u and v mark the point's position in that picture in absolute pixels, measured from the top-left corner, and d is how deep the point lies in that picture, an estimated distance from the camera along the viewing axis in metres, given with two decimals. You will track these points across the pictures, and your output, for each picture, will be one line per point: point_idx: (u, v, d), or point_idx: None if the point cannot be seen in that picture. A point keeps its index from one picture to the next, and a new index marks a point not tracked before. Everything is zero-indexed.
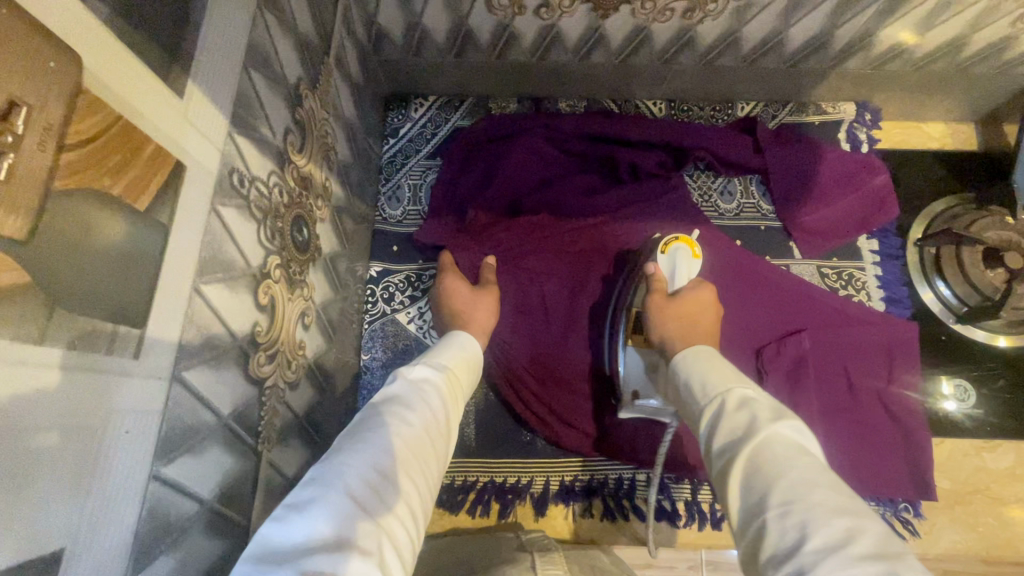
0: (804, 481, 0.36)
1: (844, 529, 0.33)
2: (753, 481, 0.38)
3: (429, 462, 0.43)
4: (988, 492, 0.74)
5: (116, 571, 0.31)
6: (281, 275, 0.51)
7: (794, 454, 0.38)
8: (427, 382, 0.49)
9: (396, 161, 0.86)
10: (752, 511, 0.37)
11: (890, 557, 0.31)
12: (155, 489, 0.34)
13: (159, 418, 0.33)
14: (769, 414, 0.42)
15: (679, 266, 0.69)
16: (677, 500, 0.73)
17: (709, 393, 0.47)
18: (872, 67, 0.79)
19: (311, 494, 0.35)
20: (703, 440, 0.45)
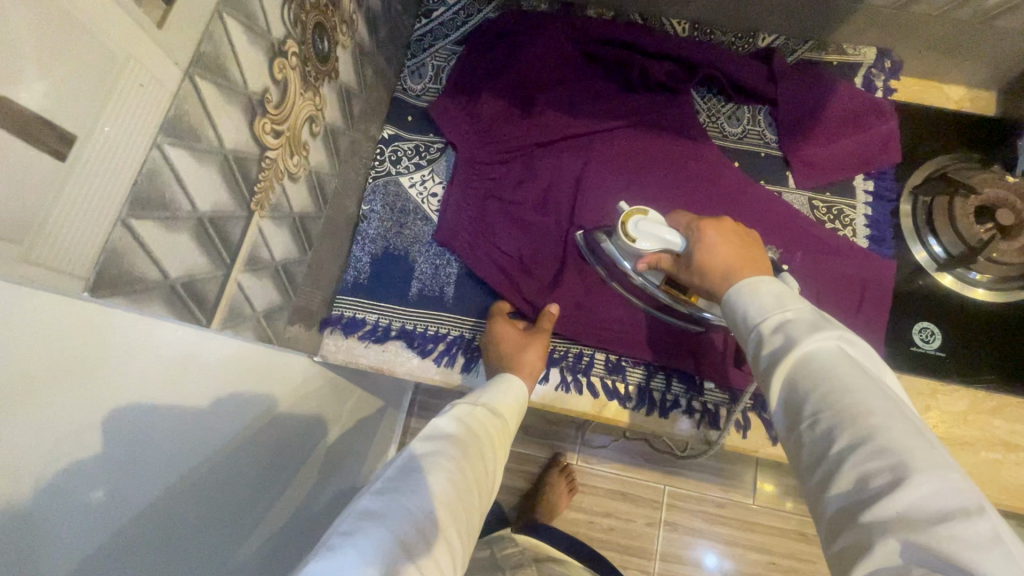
0: (835, 391, 0.42)
1: (867, 430, 0.40)
2: (794, 397, 0.45)
3: (468, 512, 0.51)
4: (935, 430, 0.76)
5: (115, 201, 0.36)
6: (298, 66, 0.56)
7: (831, 369, 0.44)
8: (478, 429, 0.57)
9: (424, 40, 0.91)
10: (793, 422, 0.45)
11: (908, 450, 0.38)
12: (157, 158, 0.39)
13: (170, 97, 0.39)
14: (807, 332, 0.46)
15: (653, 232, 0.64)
16: (630, 384, 0.77)
17: (749, 319, 0.50)
18: (896, 8, 0.80)
19: (368, 527, 0.43)
20: (750, 357, 0.50)
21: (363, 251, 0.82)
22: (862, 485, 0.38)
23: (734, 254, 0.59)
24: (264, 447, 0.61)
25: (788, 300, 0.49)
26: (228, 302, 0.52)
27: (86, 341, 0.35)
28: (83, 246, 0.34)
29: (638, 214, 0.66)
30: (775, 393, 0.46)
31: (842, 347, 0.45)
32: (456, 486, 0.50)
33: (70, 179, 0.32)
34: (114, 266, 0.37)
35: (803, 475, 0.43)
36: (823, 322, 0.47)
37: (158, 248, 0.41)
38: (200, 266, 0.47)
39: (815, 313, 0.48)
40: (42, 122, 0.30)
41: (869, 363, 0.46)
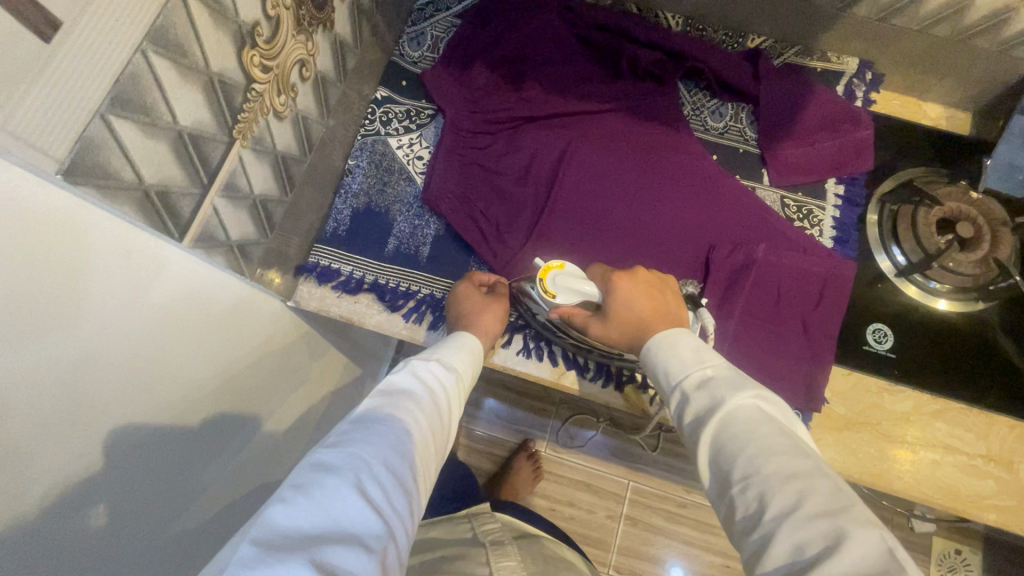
0: (758, 455, 0.46)
1: (795, 495, 0.43)
2: (722, 458, 0.49)
3: (423, 467, 0.52)
4: (879, 427, 0.78)
5: (95, 93, 0.39)
6: (292, 7, 0.59)
7: (752, 432, 0.48)
8: (433, 391, 0.59)
9: (426, 9, 0.93)
10: (723, 486, 0.48)
11: (833, 511, 0.41)
12: (140, 62, 0.41)
13: (157, 6, 0.42)
14: (728, 392, 0.52)
15: (572, 287, 0.70)
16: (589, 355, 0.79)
17: (672, 379, 0.57)
18: (879, 19, 0.83)
19: (326, 479, 0.43)
20: (677, 419, 0.56)
21: (345, 204, 0.84)
22: (799, 552, 0.40)
23: (647, 301, 0.66)
24: (228, 369, 0.63)
25: (704, 357, 0.57)
26: (202, 222, 0.54)
27: (30, 229, 0.36)
28: (63, 128, 0.37)
29: (557, 266, 0.71)
30: (703, 457, 0.50)
31: (757, 404, 0.51)
32: (412, 441, 0.51)
33: (51, 60, 0.35)
34: (93, 156, 0.40)
35: (740, 544, 0.45)
36: (738, 381, 0.54)
37: (135, 150, 0.44)
38: (177, 180, 0.49)
39: (730, 371, 0.55)
40: (29, 0, 0.32)
41: (783, 418, 0.51)
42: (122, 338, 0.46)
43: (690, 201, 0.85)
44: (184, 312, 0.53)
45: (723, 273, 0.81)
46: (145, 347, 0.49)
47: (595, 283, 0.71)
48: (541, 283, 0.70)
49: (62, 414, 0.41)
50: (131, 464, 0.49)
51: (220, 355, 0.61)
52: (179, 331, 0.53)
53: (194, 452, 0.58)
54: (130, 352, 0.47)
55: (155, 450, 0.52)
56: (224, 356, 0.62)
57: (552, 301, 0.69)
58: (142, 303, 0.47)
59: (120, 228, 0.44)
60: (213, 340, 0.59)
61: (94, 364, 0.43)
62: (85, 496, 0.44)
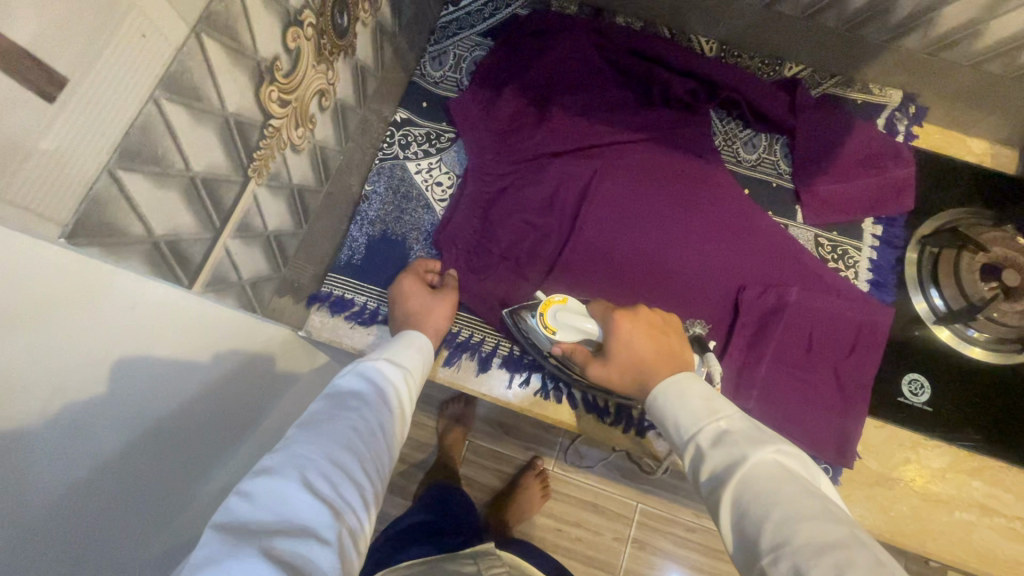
0: (787, 521, 0.42)
1: (831, 567, 0.38)
2: (749, 524, 0.44)
3: (378, 456, 0.52)
4: (913, 484, 0.74)
5: (103, 148, 0.36)
6: (313, 37, 0.55)
7: (779, 493, 0.45)
8: (384, 385, 0.58)
9: (449, 28, 0.90)
10: (751, 555, 0.44)
11: None
12: (151, 111, 0.38)
13: (171, 52, 0.39)
14: (749, 450, 0.48)
15: (573, 323, 0.67)
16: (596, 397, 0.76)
17: (685, 433, 0.53)
18: (928, 52, 0.78)
19: (269, 481, 0.43)
20: (693, 477, 0.52)
21: (360, 232, 0.81)
22: None
23: (648, 344, 0.62)
24: (232, 380, 0.61)
25: (716, 407, 0.54)
26: (214, 265, 0.52)
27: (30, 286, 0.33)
28: (66, 191, 0.34)
29: (558, 299, 0.70)
30: (728, 521, 0.46)
31: (779, 459, 0.48)
32: (360, 433, 0.51)
33: (55, 120, 0.32)
34: (98, 219, 0.37)
35: None
36: (758, 437, 0.50)
37: (145, 204, 0.41)
38: (187, 226, 0.46)
39: (746, 423, 0.52)
40: (30, 60, 0.29)
41: (806, 473, 0.48)
42: (121, 397, 0.44)
43: (718, 238, 0.81)
44: (191, 330, 0.51)
45: (751, 316, 0.78)
46: (142, 403, 0.46)
47: (596, 317, 0.68)
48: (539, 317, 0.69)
49: (51, 486, 0.39)
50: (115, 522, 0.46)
51: (217, 396, 0.58)
52: (177, 381, 0.51)
53: (186, 507, 0.55)
54: (128, 413, 0.45)
55: (144, 506, 0.50)
56: (224, 400, 0.59)
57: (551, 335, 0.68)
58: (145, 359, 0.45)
59: (125, 285, 0.41)
60: (221, 342, 0.57)
61: (90, 436, 0.41)
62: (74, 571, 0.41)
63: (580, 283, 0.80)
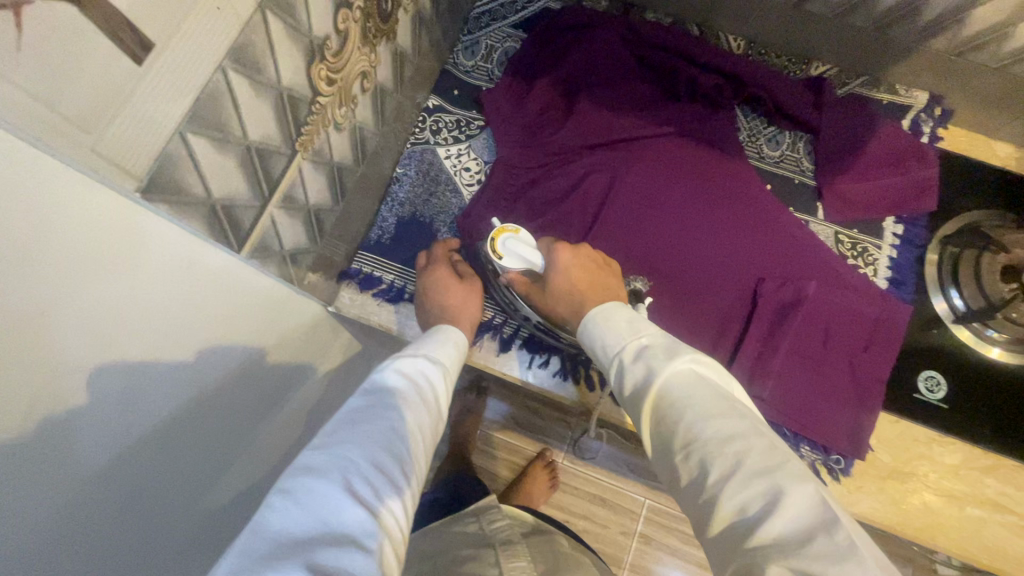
0: (695, 419, 0.44)
1: (733, 456, 0.41)
2: (662, 426, 0.46)
3: (417, 458, 0.50)
4: (925, 479, 0.75)
5: (176, 112, 0.38)
6: (360, 20, 0.58)
7: (689, 395, 0.46)
8: (421, 383, 0.56)
9: (482, 18, 0.92)
10: (666, 452, 0.46)
11: (773, 468, 0.39)
12: (218, 79, 0.41)
13: (240, 24, 0.41)
14: (663, 361, 0.49)
15: (520, 252, 0.68)
16: (555, 355, 0.79)
17: (609, 354, 0.54)
18: (957, 54, 0.79)
19: (310, 483, 0.40)
20: (615, 389, 0.53)
21: (390, 212, 0.84)
22: (741, 514, 0.39)
23: (583, 278, 0.65)
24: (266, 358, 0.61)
25: (639, 328, 0.55)
26: (260, 233, 0.55)
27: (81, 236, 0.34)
28: (143, 148, 0.37)
29: (512, 228, 0.69)
30: (646, 423, 0.48)
31: (694, 367, 0.49)
32: (400, 435, 0.49)
33: (140, 81, 0.35)
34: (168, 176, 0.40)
35: (687, 506, 0.44)
36: (674, 347, 0.51)
37: (206, 165, 0.44)
38: (239, 190, 0.49)
39: (666, 340, 0.53)
40: (124, 22, 0.32)
41: (719, 375, 0.49)
42: (168, 351, 0.44)
43: (739, 233, 0.82)
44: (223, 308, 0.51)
45: (771, 309, 0.79)
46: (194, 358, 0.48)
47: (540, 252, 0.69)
48: (488, 241, 0.68)
49: (99, 446, 0.39)
50: (169, 478, 0.47)
51: (254, 368, 0.59)
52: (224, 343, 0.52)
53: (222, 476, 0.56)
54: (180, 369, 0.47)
55: (187, 485, 0.50)
56: (263, 368, 0.61)
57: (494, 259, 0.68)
58: (197, 316, 0.47)
59: (184, 241, 0.44)
60: (251, 321, 0.57)
61: (147, 390, 0.43)
62: (132, 522, 0.43)
63: None
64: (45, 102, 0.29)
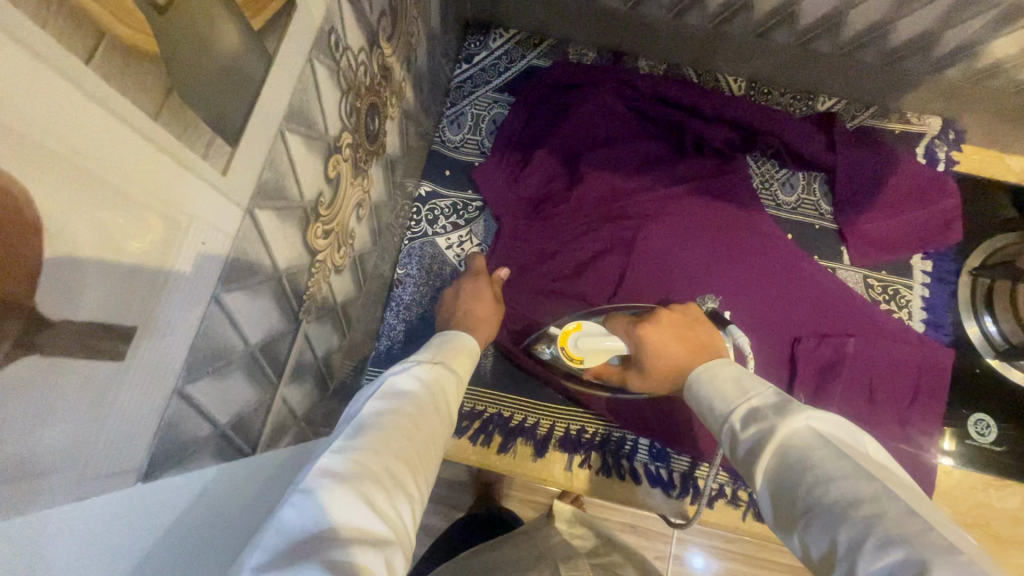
0: (820, 483, 0.38)
1: (864, 522, 0.34)
2: (785, 488, 0.40)
3: (425, 456, 0.45)
4: (988, 529, 0.73)
5: (171, 375, 0.32)
6: (350, 155, 0.51)
7: (809, 458, 0.39)
8: (434, 383, 0.51)
9: (464, 87, 0.86)
10: (791, 520, 0.39)
11: (914, 539, 0.32)
12: (213, 311, 0.34)
13: (229, 244, 0.34)
14: (775, 419, 0.43)
15: (597, 348, 0.64)
16: (635, 459, 0.74)
17: (719, 414, 0.48)
18: (973, 81, 0.75)
19: (322, 481, 0.36)
20: (728, 451, 0.47)
21: (397, 318, 0.78)
22: None
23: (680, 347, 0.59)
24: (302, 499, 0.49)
25: (748, 386, 0.48)
26: (272, 421, 0.48)
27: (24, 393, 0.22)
28: (138, 432, 0.30)
29: (574, 330, 0.66)
30: (765, 488, 0.42)
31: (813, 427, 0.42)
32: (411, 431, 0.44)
33: (127, 373, 0.28)
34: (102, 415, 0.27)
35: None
36: (787, 404, 0.44)
37: (211, 403, 0.37)
38: (249, 399, 0.42)
39: (782, 396, 0.46)
40: (97, 332, 0.25)
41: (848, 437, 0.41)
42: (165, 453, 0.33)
43: (764, 290, 0.79)
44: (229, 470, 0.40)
45: (811, 368, 0.75)
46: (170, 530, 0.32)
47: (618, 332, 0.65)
48: (561, 353, 0.67)
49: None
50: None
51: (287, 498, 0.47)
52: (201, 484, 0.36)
53: None
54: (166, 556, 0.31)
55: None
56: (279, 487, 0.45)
57: (579, 366, 0.67)
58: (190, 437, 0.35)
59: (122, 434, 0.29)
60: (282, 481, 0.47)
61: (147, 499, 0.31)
62: None
63: None
64: (16, 474, 0.23)
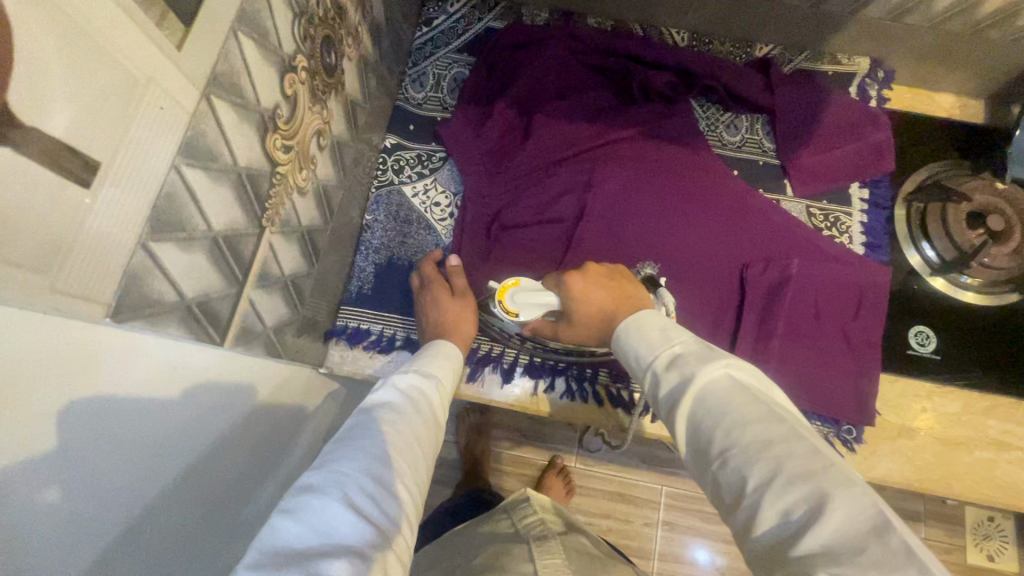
0: (738, 425, 0.42)
1: (773, 462, 0.39)
2: (699, 432, 0.44)
3: (416, 466, 0.48)
4: (932, 432, 0.77)
5: (136, 226, 0.36)
6: (307, 79, 0.56)
7: (728, 402, 0.43)
8: (418, 393, 0.55)
9: (425, 48, 0.92)
10: (702, 461, 0.43)
11: (816, 473, 0.37)
12: (174, 180, 0.39)
13: (187, 119, 0.39)
14: (697, 367, 0.46)
15: (533, 303, 0.67)
16: (597, 381, 0.78)
17: (642, 363, 0.51)
18: (891, 18, 0.81)
19: (311, 501, 0.39)
20: (649, 395, 0.50)
21: (366, 261, 0.82)
22: (786, 518, 0.37)
23: (609, 296, 0.62)
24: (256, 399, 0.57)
25: (671, 334, 0.51)
26: (240, 319, 0.52)
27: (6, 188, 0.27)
28: (105, 270, 0.34)
29: (512, 283, 0.70)
30: (681, 431, 0.45)
31: (729, 372, 0.45)
32: (398, 446, 0.47)
33: (92, 206, 0.32)
34: (85, 357, 0.35)
35: (729, 515, 0.41)
36: (707, 351, 0.48)
37: (176, 270, 0.41)
38: (213, 282, 0.46)
39: (702, 345, 0.49)
40: (66, 150, 0.29)
41: (758, 381, 0.46)
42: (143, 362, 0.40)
43: (713, 221, 0.83)
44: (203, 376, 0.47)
45: (760, 291, 0.80)
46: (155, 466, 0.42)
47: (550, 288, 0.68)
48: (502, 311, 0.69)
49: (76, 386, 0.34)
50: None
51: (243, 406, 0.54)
52: (197, 431, 0.46)
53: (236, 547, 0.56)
54: (132, 479, 0.40)
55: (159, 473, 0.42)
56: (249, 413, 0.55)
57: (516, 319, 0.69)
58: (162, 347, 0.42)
59: (102, 346, 0.36)
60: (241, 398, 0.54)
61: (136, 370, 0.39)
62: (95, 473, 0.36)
63: None
64: None
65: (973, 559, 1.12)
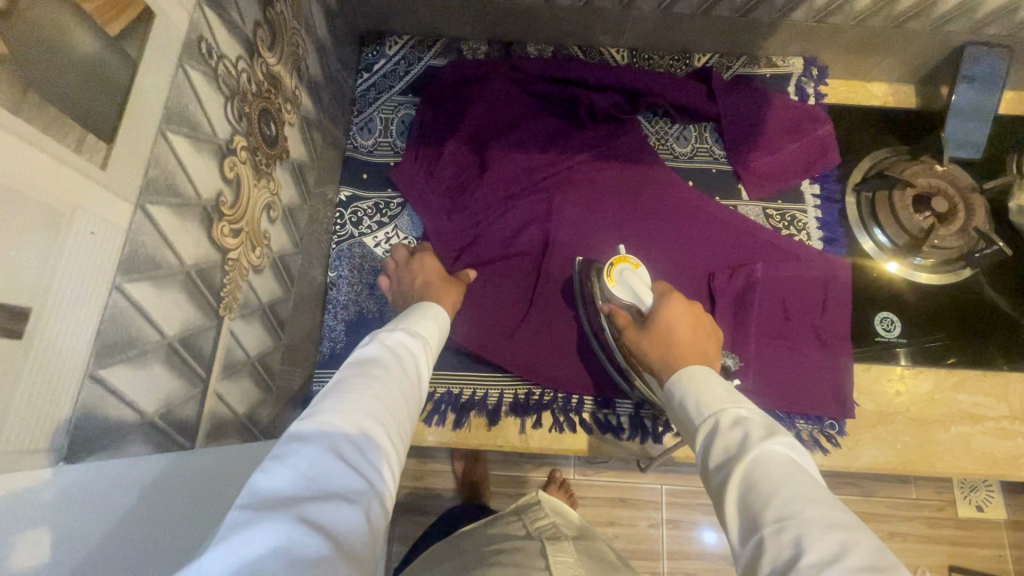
0: (797, 498, 0.41)
1: (839, 544, 0.38)
2: (750, 499, 0.43)
3: (401, 419, 0.47)
4: (909, 414, 0.80)
5: (80, 360, 0.34)
6: (248, 158, 0.54)
7: (787, 474, 0.43)
8: (404, 350, 0.54)
9: (368, 95, 0.91)
10: (750, 528, 0.42)
11: (881, 569, 0.36)
12: (116, 299, 0.37)
13: (123, 236, 0.37)
14: (761, 434, 0.47)
15: (634, 285, 0.70)
16: (582, 411, 0.78)
17: (703, 410, 0.52)
18: (817, 20, 0.84)
19: (300, 447, 0.38)
20: (699, 455, 0.50)
21: (336, 319, 0.80)
22: None
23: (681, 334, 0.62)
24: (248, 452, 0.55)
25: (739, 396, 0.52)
26: (209, 415, 0.50)
27: None
28: (51, 415, 0.32)
29: (631, 261, 0.72)
30: (731, 494, 0.45)
31: (790, 453, 0.46)
32: (385, 399, 0.46)
33: (27, 351, 0.30)
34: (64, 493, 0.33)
35: None
36: (774, 426, 0.48)
37: (131, 390, 0.39)
38: (173, 388, 0.44)
39: (766, 415, 0.50)
40: None
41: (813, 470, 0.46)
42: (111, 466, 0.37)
43: (675, 234, 0.85)
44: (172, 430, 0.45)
45: (728, 297, 0.81)
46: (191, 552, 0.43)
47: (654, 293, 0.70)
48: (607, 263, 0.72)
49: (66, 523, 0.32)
50: None
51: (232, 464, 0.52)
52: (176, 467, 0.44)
53: None
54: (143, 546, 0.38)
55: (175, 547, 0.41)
56: None
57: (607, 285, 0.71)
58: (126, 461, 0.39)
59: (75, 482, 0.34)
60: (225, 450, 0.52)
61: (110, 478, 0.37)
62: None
63: (566, 313, 0.81)
64: None
65: (963, 512, 1.16)
